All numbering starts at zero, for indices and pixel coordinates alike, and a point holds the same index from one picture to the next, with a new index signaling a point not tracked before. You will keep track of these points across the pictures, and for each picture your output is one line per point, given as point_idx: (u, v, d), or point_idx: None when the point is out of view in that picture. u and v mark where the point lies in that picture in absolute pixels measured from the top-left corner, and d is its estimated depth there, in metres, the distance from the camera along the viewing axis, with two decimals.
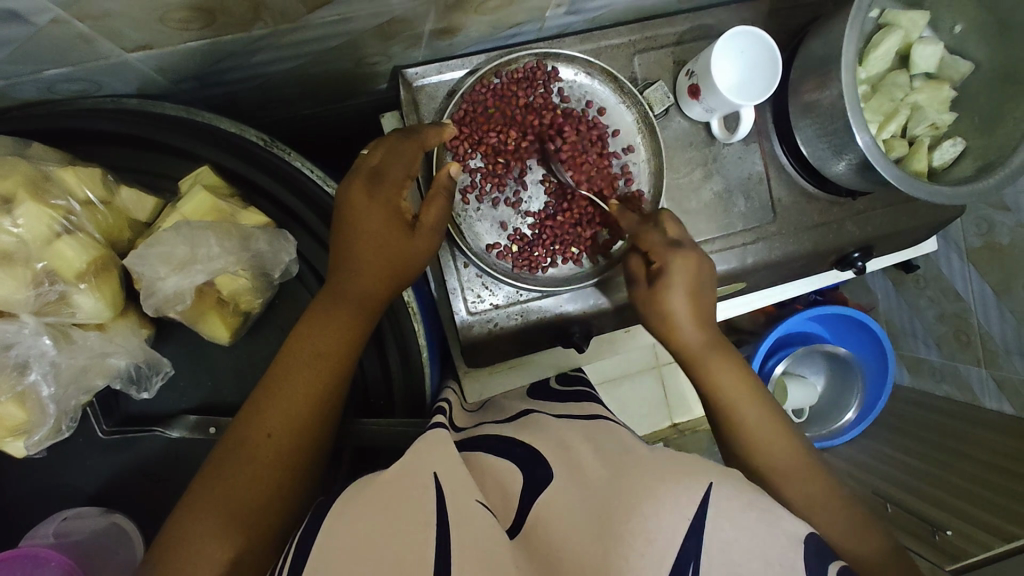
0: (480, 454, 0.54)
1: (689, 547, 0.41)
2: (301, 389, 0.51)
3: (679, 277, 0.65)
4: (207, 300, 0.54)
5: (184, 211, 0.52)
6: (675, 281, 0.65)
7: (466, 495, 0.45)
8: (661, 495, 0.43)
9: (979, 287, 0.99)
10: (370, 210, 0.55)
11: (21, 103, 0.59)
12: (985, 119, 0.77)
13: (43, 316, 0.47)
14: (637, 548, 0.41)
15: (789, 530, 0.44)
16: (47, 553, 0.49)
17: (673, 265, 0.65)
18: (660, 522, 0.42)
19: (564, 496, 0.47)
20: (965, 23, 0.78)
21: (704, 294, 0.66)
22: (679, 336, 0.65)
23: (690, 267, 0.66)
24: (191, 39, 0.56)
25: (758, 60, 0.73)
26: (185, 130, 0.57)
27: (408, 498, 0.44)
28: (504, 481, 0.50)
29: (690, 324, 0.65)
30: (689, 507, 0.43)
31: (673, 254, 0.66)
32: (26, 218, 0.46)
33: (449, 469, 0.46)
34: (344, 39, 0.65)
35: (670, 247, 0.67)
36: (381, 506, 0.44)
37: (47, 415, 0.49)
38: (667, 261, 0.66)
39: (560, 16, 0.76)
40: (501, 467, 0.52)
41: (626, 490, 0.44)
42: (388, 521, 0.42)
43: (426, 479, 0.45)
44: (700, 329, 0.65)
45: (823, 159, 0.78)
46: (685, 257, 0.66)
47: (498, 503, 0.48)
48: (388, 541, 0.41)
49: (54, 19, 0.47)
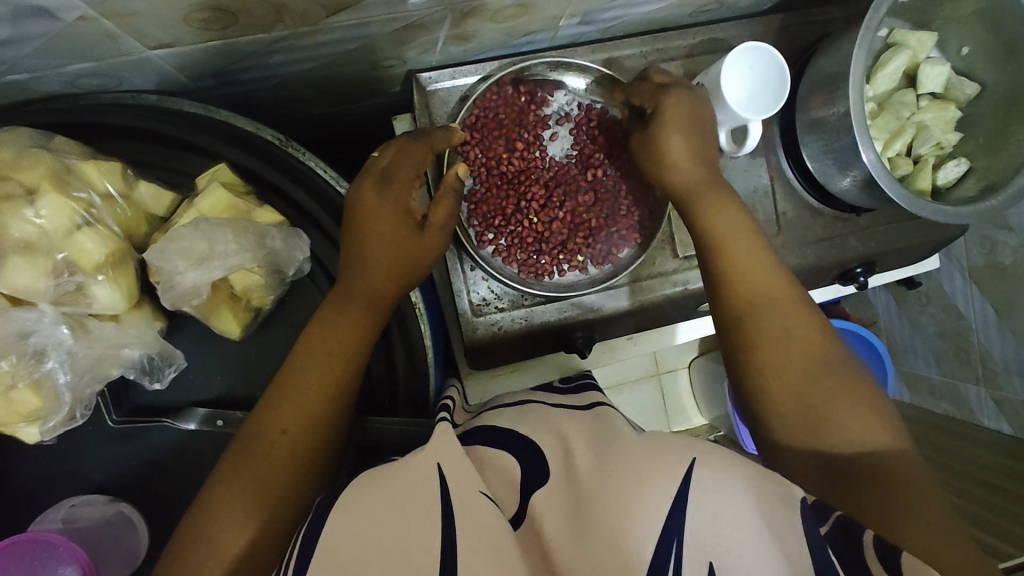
0: (480, 447, 0.53)
1: (671, 524, 0.41)
2: (313, 384, 0.52)
3: (673, 115, 0.66)
4: (221, 295, 0.55)
5: (201, 207, 0.53)
6: (670, 119, 0.66)
7: (470, 486, 0.44)
8: (643, 477, 0.43)
9: (981, 306, 1.00)
10: (380, 210, 0.56)
11: (43, 96, 0.60)
12: (990, 140, 0.78)
13: (61, 305, 0.49)
14: (632, 527, 0.41)
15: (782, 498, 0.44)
16: (56, 538, 0.50)
17: (665, 105, 0.67)
18: (645, 498, 0.42)
19: (564, 484, 0.47)
20: (972, 45, 0.80)
21: (701, 133, 0.67)
22: (674, 172, 0.66)
23: (680, 106, 0.67)
24: (211, 39, 0.57)
25: (750, 58, 0.74)
26: (204, 128, 0.59)
27: (408, 489, 0.44)
28: (506, 472, 0.49)
29: (685, 163, 0.65)
30: (672, 482, 0.43)
31: (665, 91, 0.69)
32: (48, 210, 0.47)
33: (446, 454, 0.46)
34: (360, 44, 0.67)
35: (660, 91, 0.69)
36: (384, 494, 0.44)
37: (62, 403, 0.50)
38: (662, 104, 0.67)
39: (574, 26, 0.77)
40: (495, 454, 0.51)
41: (613, 474, 0.44)
42: (388, 516, 0.42)
43: (427, 466, 0.45)
44: (698, 168, 0.66)
45: (829, 175, 0.79)
46: (680, 94, 0.68)
47: (504, 493, 0.48)
48: (389, 536, 0.41)
49: (82, 17, 0.48)
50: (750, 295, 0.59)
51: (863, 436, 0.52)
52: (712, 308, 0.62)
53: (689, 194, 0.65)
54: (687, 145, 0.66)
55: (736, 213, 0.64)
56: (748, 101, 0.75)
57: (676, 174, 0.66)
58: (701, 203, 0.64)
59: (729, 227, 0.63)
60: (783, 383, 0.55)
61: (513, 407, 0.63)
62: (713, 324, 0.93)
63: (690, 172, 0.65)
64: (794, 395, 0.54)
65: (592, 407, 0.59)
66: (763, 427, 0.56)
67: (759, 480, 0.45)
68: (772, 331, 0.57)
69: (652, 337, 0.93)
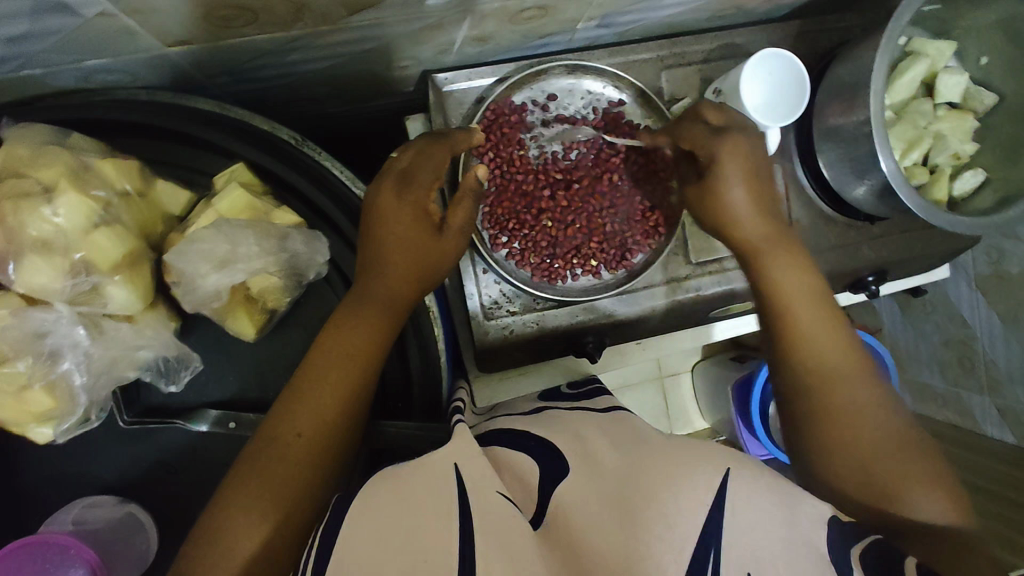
0: (497, 448, 0.52)
1: (706, 531, 0.41)
2: (329, 388, 0.51)
3: (731, 165, 0.62)
4: (238, 298, 0.54)
5: (219, 208, 0.52)
6: (730, 170, 0.62)
7: (488, 487, 0.44)
8: (677, 484, 0.43)
9: (988, 317, 1.00)
10: (399, 214, 0.55)
11: (56, 90, 0.59)
12: (1006, 151, 0.78)
13: (77, 304, 0.48)
14: (664, 535, 0.41)
15: (810, 513, 0.44)
16: (68, 540, 0.50)
17: (722, 154, 0.62)
18: (677, 506, 0.42)
19: (583, 487, 0.46)
20: (990, 55, 0.79)
21: (760, 182, 0.64)
22: (740, 226, 0.63)
23: (737, 152, 0.63)
24: (230, 37, 0.56)
25: (770, 63, 0.73)
26: (220, 126, 0.58)
27: (425, 488, 0.44)
28: (525, 474, 0.48)
29: (749, 219, 0.63)
30: (705, 490, 0.43)
31: (720, 135, 0.64)
32: (66, 209, 0.46)
33: (467, 456, 0.46)
34: (378, 43, 0.66)
35: (715, 135, 0.64)
36: (407, 495, 0.43)
37: (77, 405, 0.50)
38: (715, 152, 0.63)
39: (591, 29, 0.76)
40: (515, 457, 0.50)
41: (647, 481, 0.44)
42: (410, 515, 0.42)
43: (446, 467, 0.45)
44: (766, 223, 0.63)
45: (845, 183, 0.79)
46: (732, 143, 0.63)
47: (521, 495, 0.47)
48: (409, 536, 0.41)
49: (102, 12, 0.47)
50: (828, 356, 0.58)
51: (935, 511, 0.51)
52: (778, 369, 0.61)
53: (759, 249, 0.63)
54: (750, 198, 0.63)
55: (806, 270, 0.62)
56: (766, 107, 0.75)
57: (741, 229, 0.63)
58: (767, 261, 0.62)
59: (796, 286, 0.61)
60: (853, 452, 0.54)
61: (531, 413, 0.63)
62: (721, 330, 0.93)
63: (756, 227, 0.63)
64: (861, 465, 0.54)
65: (609, 411, 0.59)
66: (824, 489, 0.56)
67: (789, 495, 0.45)
68: (844, 401, 0.56)
69: (659, 343, 0.92)
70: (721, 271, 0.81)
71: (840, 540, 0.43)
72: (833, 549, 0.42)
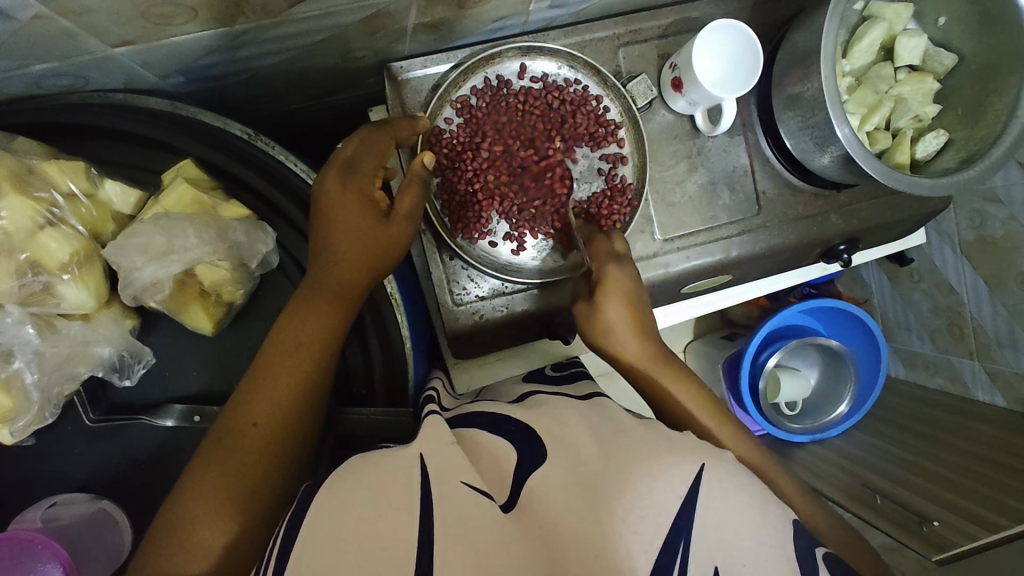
0: (474, 430, 0.51)
1: (679, 523, 0.42)
2: (284, 378, 0.52)
3: (613, 292, 0.66)
4: (190, 291, 0.56)
5: (166, 203, 0.54)
6: (614, 296, 0.66)
7: (452, 476, 0.44)
8: (656, 476, 0.44)
9: (972, 280, 0.97)
10: (344, 201, 0.56)
11: (9, 97, 0.60)
12: (968, 111, 0.77)
13: (28, 305, 0.51)
14: (631, 523, 0.41)
15: (779, 512, 0.45)
16: (36, 536, 0.50)
17: (610, 278, 0.67)
18: (655, 499, 0.43)
19: (562, 472, 0.45)
20: (948, 15, 0.79)
21: (640, 301, 0.68)
22: (627, 354, 0.65)
23: (623, 276, 0.68)
24: (170, 36, 0.56)
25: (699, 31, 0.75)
26: (169, 124, 0.59)
27: (391, 481, 0.44)
28: (499, 458, 0.48)
29: (634, 343, 0.65)
30: (683, 485, 0.44)
31: (614, 266, 0.69)
32: (9, 211, 0.49)
33: (435, 447, 0.46)
34: (328, 34, 0.66)
35: (610, 256, 0.70)
36: (373, 486, 0.44)
37: (32, 403, 0.52)
38: (606, 275, 0.68)
39: (544, 10, 0.76)
40: (491, 442, 0.49)
41: (615, 466, 0.45)
42: (376, 514, 0.42)
43: (412, 459, 0.45)
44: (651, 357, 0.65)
45: (807, 152, 0.78)
46: (618, 269, 0.68)
47: (492, 480, 0.46)
48: (378, 535, 0.40)
49: (37, 15, 0.47)
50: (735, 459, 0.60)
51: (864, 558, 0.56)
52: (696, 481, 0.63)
53: (647, 373, 0.65)
54: (632, 323, 0.66)
55: (684, 373, 0.66)
56: (730, 62, 0.75)
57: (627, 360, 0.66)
58: (661, 385, 0.64)
59: (687, 399, 0.63)
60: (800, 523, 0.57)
61: (526, 399, 0.62)
62: (697, 306, 0.94)
63: (638, 349, 0.65)
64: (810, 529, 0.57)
65: (592, 398, 0.58)
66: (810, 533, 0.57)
67: (765, 496, 0.46)
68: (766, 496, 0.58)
69: None
70: (688, 247, 0.82)
71: (809, 542, 0.45)
72: (800, 549, 0.44)
